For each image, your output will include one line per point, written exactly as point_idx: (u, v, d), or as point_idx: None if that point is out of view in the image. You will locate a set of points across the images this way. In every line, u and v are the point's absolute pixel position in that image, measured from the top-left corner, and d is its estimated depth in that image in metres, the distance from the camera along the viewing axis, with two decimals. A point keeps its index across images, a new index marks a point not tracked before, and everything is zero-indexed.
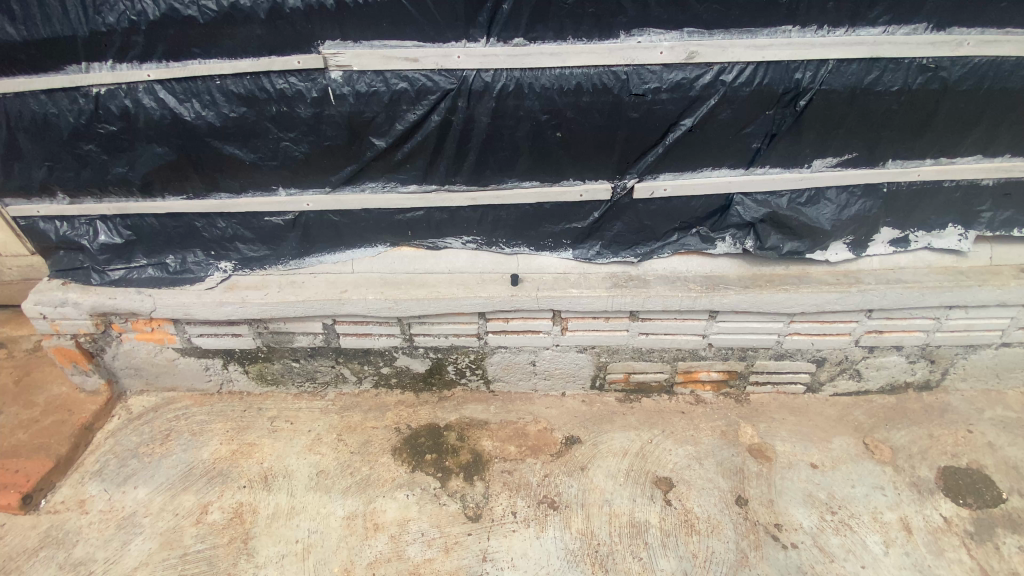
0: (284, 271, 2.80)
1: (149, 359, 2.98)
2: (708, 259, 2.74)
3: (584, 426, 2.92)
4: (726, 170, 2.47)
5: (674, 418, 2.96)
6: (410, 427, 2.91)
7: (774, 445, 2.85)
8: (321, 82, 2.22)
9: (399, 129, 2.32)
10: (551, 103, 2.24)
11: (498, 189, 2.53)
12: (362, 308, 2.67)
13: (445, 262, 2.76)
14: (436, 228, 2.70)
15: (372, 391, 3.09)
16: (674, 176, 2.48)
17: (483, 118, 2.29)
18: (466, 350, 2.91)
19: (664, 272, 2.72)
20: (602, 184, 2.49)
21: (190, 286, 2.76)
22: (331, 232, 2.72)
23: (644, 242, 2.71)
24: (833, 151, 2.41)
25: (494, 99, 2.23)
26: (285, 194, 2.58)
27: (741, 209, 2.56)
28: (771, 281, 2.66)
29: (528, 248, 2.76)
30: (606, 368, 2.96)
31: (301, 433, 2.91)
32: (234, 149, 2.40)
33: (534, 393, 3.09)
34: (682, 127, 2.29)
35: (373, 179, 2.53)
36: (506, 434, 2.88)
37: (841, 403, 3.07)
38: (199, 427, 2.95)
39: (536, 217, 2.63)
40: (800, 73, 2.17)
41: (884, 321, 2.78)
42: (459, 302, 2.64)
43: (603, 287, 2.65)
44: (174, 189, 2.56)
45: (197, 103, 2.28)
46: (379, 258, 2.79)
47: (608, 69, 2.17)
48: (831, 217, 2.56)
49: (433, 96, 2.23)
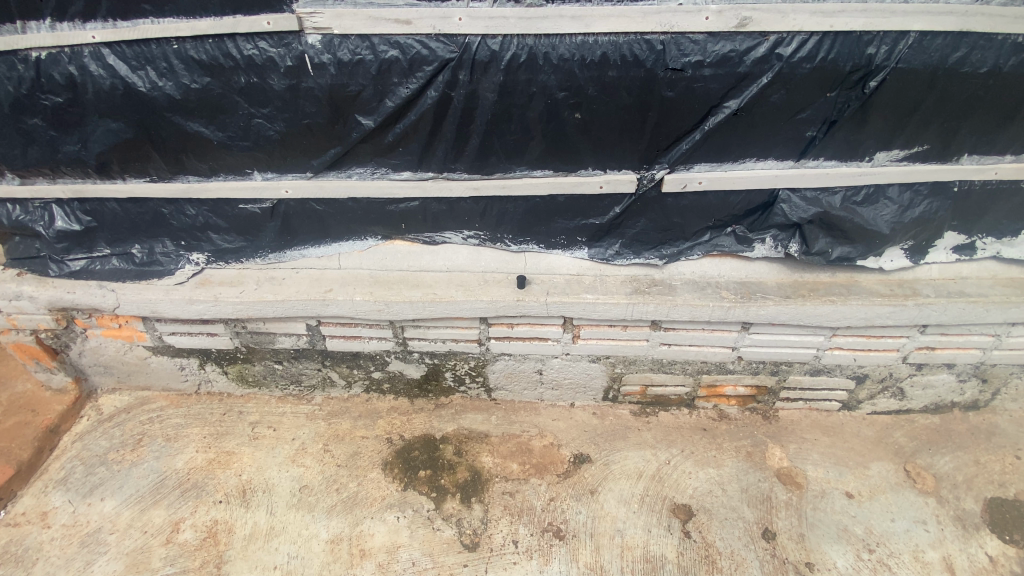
0: (264, 266, 2.48)
1: (118, 357, 2.74)
2: (744, 263, 2.38)
3: (594, 443, 2.66)
4: (772, 162, 2.10)
5: (695, 435, 2.70)
6: (404, 438, 2.67)
7: (804, 470, 2.58)
8: (297, 48, 1.87)
9: (390, 106, 1.98)
10: (571, 78, 1.87)
11: (504, 179, 2.18)
12: (349, 309, 2.37)
13: (443, 259, 2.45)
14: (433, 221, 2.37)
15: (363, 396, 2.83)
16: (711, 168, 2.11)
17: (488, 95, 1.93)
18: (465, 357, 2.62)
19: (693, 277, 2.38)
20: (626, 175, 2.13)
21: (158, 280, 2.45)
22: (314, 223, 2.39)
23: (671, 242, 2.36)
24: (901, 142, 2.03)
25: (502, 71, 1.87)
26: (261, 178, 2.25)
27: (788, 207, 2.19)
28: (815, 290, 2.32)
29: (537, 246, 2.42)
30: (620, 379, 2.67)
31: (285, 441, 2.68)
32: (199, 126, 2.08)
33: (539, 403, 2.81)
34: (725, 109, 1.91)
35: (361, 164, 2.19)
36: (508, 450, 2.62)
37: (879, 423, 2.77)
38: (174, 432, 2.73)
39: (548, 211, 2.28)
40: (873, 48, 1.77)
41: (938, 337, 2.45)
42: (458, 306, 2.34)
43: (623, 293, 2.32)
44: (136, 171, 2.24)
45: (152, 71, 1.94)
46: (370, 252, 2.47)
47: (640, 38, 1.78)
48: (890, 220, 2.20)
49: (430, 67, 1.88)
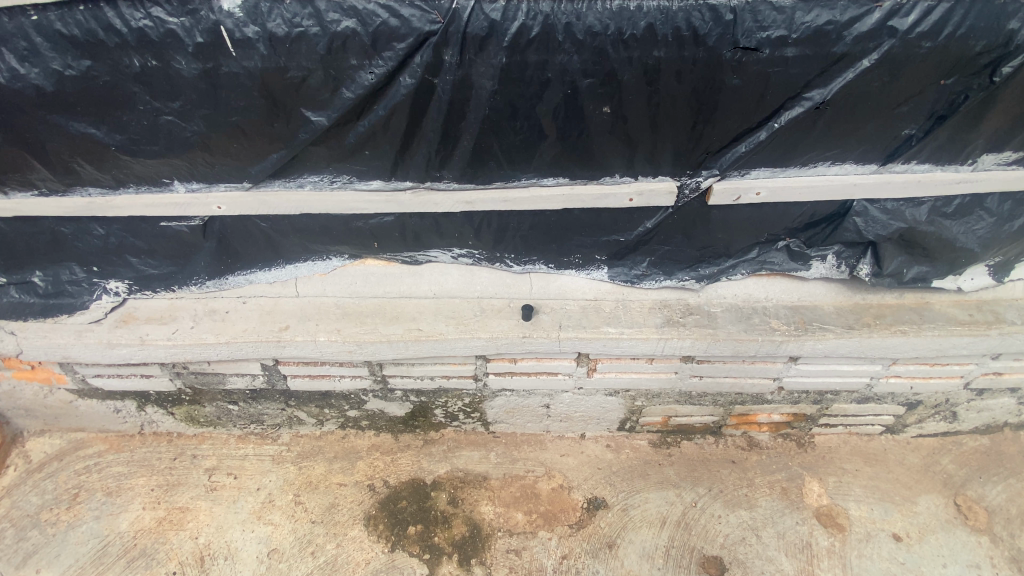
0: (203, 294, 1.99)
1: (39, 401, 2.27)
2: (796, 283, 1.96)
3: (610, 484, 2.32)
4: (850, 166, 1.64)
5: (723, 470, 2.37)
6: (388, 485, 2.29)
7: (846, 509, 2.28)
8: (209, 18, 1.32)
9: (347, 97, 1.43)
10: (602, 59, 1.36)
11: (505, 189, 1.67)
12: (312, 352, 1.91)
13: (428, 282, 1.97)
14: (414, 239, 1.86)
15: (339, 433, 2.43)
16: (773, 173, 1.64)
17: (485, 82, 1.41)
18: (459, 394, 2.20)
19: (735, 302, 1.95)
20: (663, 184, 1.64)
21: (68, 317, 1.96)
22: (260, 243, 1.87)
23: (710, 260, 1.91)
24: (1016, 143, 1.60)
25: (505, 51, 1.35)
26: (183, 191, 1.70)
27: (862, 221, 1.75)
28: (881, 317, 1.93)
29: (545, 266, 1.95)
30: (640, 412, 2.30)
31: (249, 492, 2.28)
32: (86, 126, 1.51)
33: (545, 435, 2.44)
34: (804, 102, 1.44)
35: (315, 172, 1.65)
36: (512, 496, 2.27)
37: (925, 448, 2.48)
38: (115, 484, 2.30)
39: (560, 227, 1.79)
40: (1017, 21, 1.33)
41: (1011, 363, 2.15)
42: (450, 345, 1.89)
43: (651, 325, 1.89)
44: (17, 184, 1.68)
45: (7, 53, 1.37)
46: (335, 276, 1.97)
47: (703, 2, 1.28)
48: (982, 235, 1.80)
49: (403, 45, 1.34)
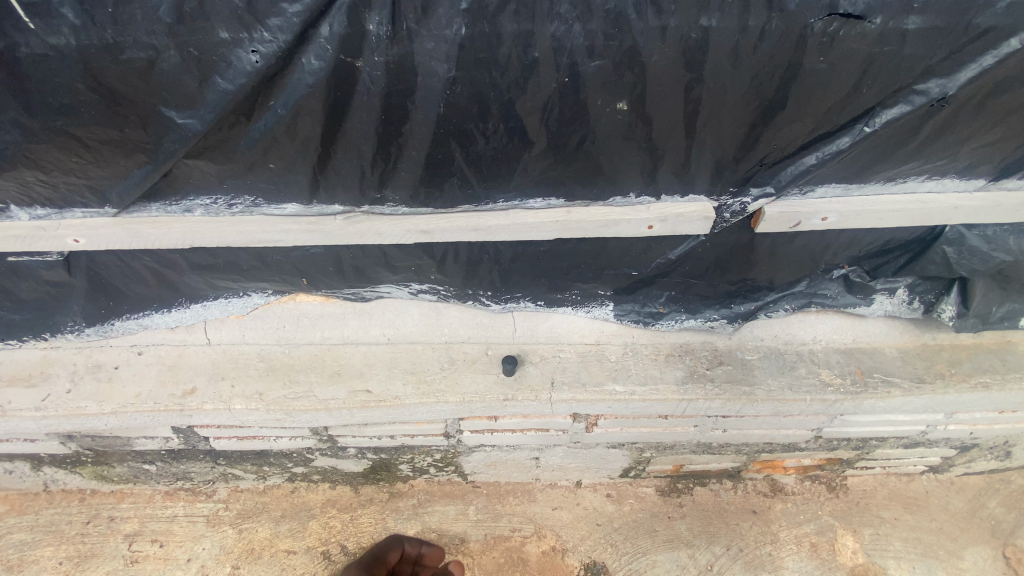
0: (84, 343, 1.52)
1: None
2: (853, 321, 1.54)
3: (610, 544, 1.95)
4: (953, 182, 1.18)
5: (743, 522, 2.01)
6: (344, 553, 1.90)
7: (886, 568, 1.94)
8: None
9: (224, 88, 0.93)
10: (615, 29, 0.88)
11: (475, 214, 1.19)
12: (231, 419, 1.47)
13: (381, 324, 1.52)
14: (356, 274, 1.39)
15: (287, 486, 2.02)
16: (845, 191, 1.18)
17: (437, 65, 0.92)
18: (427, 449, 1.79)
19: (773, 346, 1.54)
20: (695, 207, 1.17)
21: None
22: (147, 280, 1.39)
23: (747, 296, 1.48)
24: None
25: (464, 17, 0.86)
26: (26, 216, 1.18)
27: (952, 251, 1.32)
28: (956, 364, 1.52)
29: (533, 303, 1.49)
30: (648, 462, 1.90)
31: (177, 566, 1.87)
32: None
33: (534, 484, 2.05)
34: (913, 96, 0.97)
35: (203, 192, 1.16)
36: (493, 563, 1.90)
37: (970, 488, 2.13)
38: (17, 558, 1.87)
39: (552, 259, 1.34)
40: None
41: None
42: (409, 409, 1.45)
43: (671, 381, 1.47)
44: None
45: None
46: (258, 318, 1.51)
47: None
48: None
49: (300, 6, 0.84)
